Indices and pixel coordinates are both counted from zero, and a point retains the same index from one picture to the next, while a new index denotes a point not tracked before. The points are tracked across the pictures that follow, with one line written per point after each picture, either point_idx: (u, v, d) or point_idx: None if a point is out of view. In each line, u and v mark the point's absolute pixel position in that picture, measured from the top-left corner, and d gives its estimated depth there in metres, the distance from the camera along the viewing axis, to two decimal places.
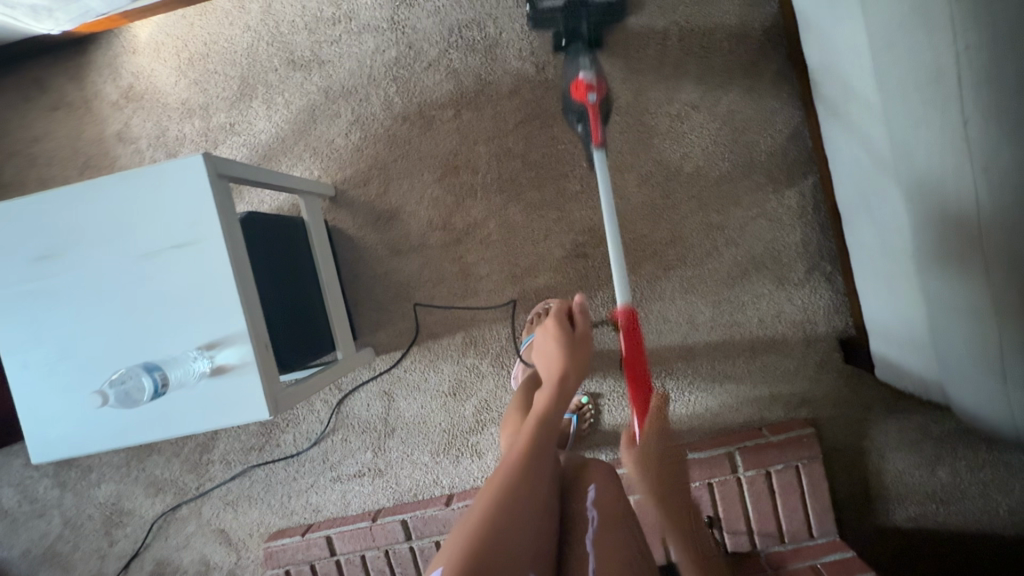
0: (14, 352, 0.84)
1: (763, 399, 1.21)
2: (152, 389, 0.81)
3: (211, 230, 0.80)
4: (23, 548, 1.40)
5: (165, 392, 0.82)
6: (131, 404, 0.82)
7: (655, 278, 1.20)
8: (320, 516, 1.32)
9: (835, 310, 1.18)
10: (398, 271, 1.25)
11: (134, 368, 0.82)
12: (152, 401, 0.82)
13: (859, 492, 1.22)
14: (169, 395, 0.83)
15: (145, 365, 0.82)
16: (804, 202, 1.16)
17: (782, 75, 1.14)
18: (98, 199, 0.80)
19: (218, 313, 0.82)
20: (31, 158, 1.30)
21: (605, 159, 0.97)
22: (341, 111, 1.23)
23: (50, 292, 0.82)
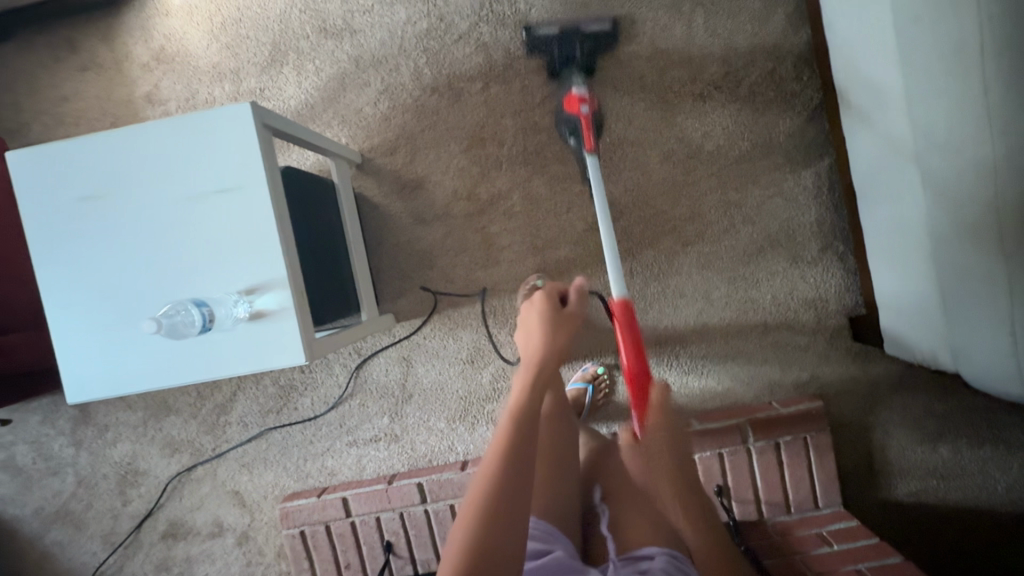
0: (56, 285, 0.85)
1: (774, 374, 1.25)
2: (200, 323, 0.82)
3: (256, 176, 0.82)
4: (35, 506, 1.40)
5: (211, 329, 0.83)
6: (178, 337, 0.83)
7: (673, 253, 1.24)
8: (335, 480, 1.34)
9: (846, 288, 1.22)
10: (421, 239, 1.28)
11: (182, 303, 0.83)
12: (198, 336, 0.83)
13: (864, 466, 1.25)
14: (213, 333, 0.84)
15: (193, 300, 0.83)
16: (820, 183, 1.20)
17: (803, 58, 1.18)
18: (150, 138, 0.82)
19: (261, 259, 0.83)
20: (59, 117, 1.31)
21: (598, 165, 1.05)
22: (371, 80, 1.25)
23: (95, 226, 0.84)
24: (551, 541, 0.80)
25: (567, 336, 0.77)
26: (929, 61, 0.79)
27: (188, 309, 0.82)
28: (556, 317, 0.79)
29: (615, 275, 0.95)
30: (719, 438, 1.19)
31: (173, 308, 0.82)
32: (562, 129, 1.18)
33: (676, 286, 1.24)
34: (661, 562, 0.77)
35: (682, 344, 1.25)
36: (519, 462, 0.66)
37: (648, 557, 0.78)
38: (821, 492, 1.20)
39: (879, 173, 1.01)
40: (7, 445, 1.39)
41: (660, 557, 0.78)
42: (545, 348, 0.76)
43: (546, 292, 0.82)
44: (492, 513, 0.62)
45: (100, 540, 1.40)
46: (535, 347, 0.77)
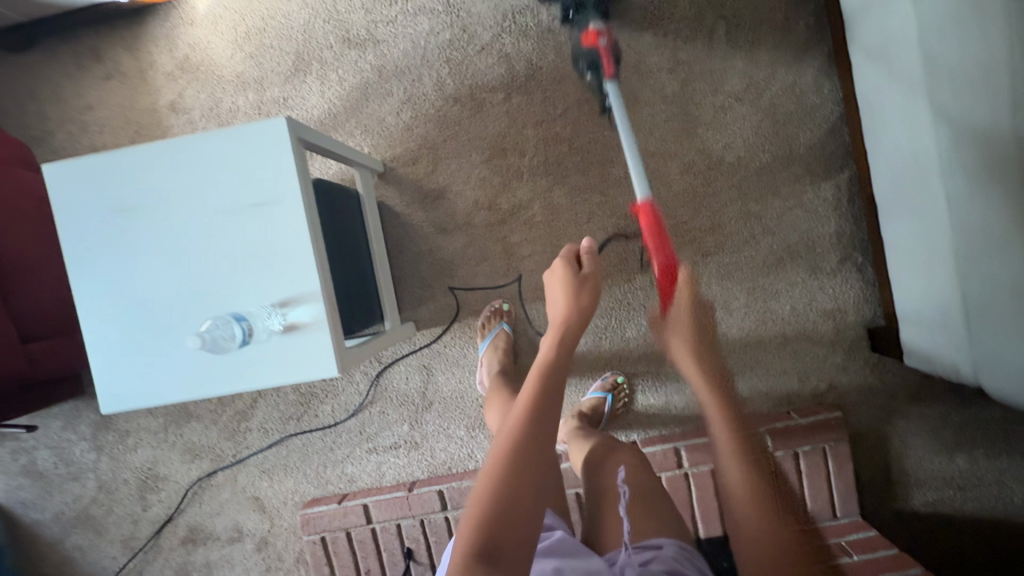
0: (93, 300, 0.87)
1: (792, 384, 1.25)
2: (240, 338, 0.83)
3: (290, 191, 0.84)
4: (56, 511, 1.41)
5: (250, 342, 0.85)
6: (220, 352, 0.84)
7: (693, 264, 1.25)
8: (355, 486, 1.34)
9: (865, 299, 1.23)
10: (442, 249, 1.28)
11: (221, 318, 0.84)
12: (238, 350, 0.85)
13: (881, 476, 1.26)
14: (252, 346, 0.85)
15: (232, 315, 0.85)
16: (840, 194, 1.21)
17: (824, 71, 1.19)
18: (185, 155, 0.84)
19: (293, 272, 0.85)
20: (83, 125, 1.32)
21: (618, 92, 1.03)
22: (394, 90, 1.26)
23: (132, 241, 0.86)
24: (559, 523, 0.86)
25: (588, 300, 0.85)
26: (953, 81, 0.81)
27: (224, 322, 0.84)
28: (575, 283, 0.87)
29: (637, 174, 0.96)
30: None
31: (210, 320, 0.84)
32: (578, 61, 1.14)
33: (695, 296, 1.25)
34: (670, 552, 0.78)
35: None
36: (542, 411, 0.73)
37: (656, 546, 0.80)
38: (838, 502, 1.21)
39: (902, 188, 1.02)
40: (28, 450, 1.40)
41: (669, 547, 0.79)
42: (566, 310, 0.84)
43: (563, 257, 0.90)
44: (518, 454, 0.68)
45: (121, 544, 1.41)
46: (557, 310, 0.85)
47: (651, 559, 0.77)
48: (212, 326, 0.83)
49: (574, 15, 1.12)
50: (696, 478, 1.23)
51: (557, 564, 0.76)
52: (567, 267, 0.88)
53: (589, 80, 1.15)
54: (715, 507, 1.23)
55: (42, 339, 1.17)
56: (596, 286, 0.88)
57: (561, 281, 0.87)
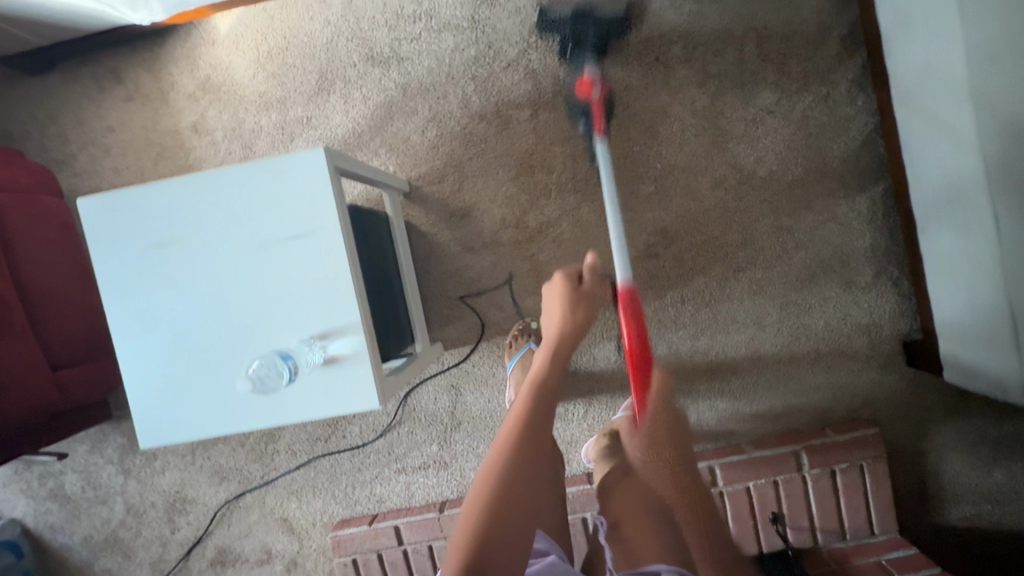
0: (132, 333, 0.87)
1: (827, 400, 1.24)
2: (287, 376, 0.83)
3: (330, 222, 0.83)
4: (84, 534, 1.41)
5: (295, 379, 0.84)
6: (269, 391, 0.84)
7: (725, 279, 1.23)
8: (384, 507, 1.34)
9: (901, 313, 1.21)
10: (470, 267, 1.27)
11: (267, 355, 0.84)
12: (286, 388, 0.84)
13: (918, 491, 1.24)
14: (296, 383, 0.84)
15: (278, 352, 0.84)
16: (874, 208, 1.19)
17: (858, 83, 1.17)
18: (224, 187, 0.84)
19: (333, 305, 0.83)
20: (105, 148, 1.31)
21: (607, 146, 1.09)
22: (418, 108, 1.24)
23: (171, 274, 0.85)
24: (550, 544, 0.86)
25: (582, 313, 0.95)
26: (1003, 99, 0.80)
27: (270, 361, 0.83)
28: (571, 299, 0.96)
29: (619, 258, 0.94)
30: (775, 465, 1.19)
31: (258, 360, 0.84)
32: (569, 112, 1.21)
33: (727, 312, 1.23)
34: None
35: (733, 370, 1.25)
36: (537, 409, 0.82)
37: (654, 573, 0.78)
38: (876, 519, 1.19)
39: (945, 205, 1.00)
40: (56, 474, 1.40)
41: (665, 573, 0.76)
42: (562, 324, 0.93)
43: (563, 273, 1.00)
44: (518, 449, 0.76)
45: (149, 567, 1.41)
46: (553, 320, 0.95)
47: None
48: (258, 366, 0.83)
49: (572, 50, 1.18)
50: (731, 498, 1.20)
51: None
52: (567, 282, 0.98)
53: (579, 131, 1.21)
54: (751, 527, 1.21)
55: (71, 367, 1.16)
56: (591, 304, 0.97)
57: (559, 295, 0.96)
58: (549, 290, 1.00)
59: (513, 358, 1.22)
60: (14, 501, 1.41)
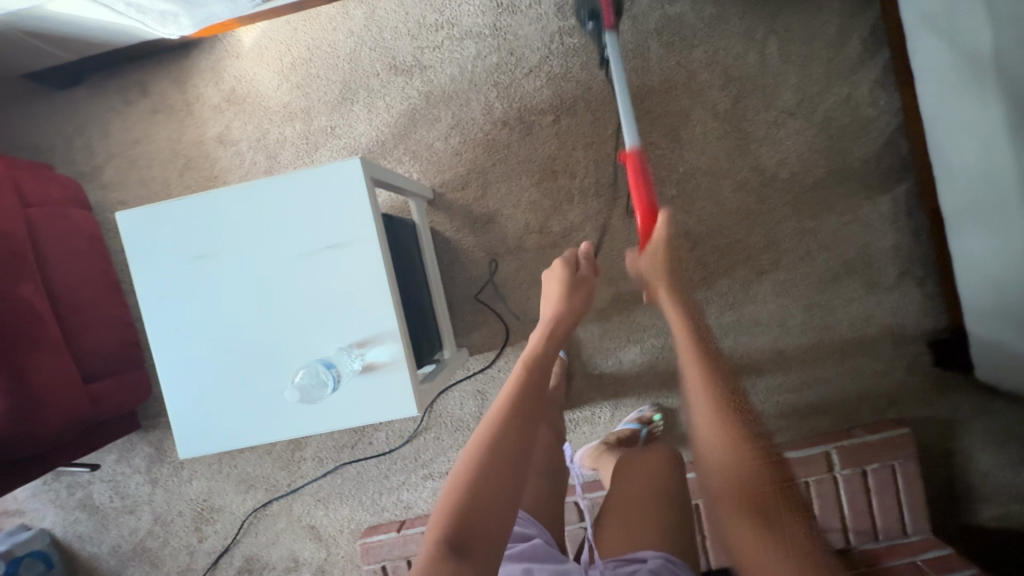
0: (171, 348, 0.87)
1: (854, 401, 1.24)
2: (331, 384, 0.83)
3: (366, 231, 0.83)
4: (112, 544, 1.42)
5: (339, 387, 0.84)
6: (314, 400, 0.84)
7: (750, 282, 1.23)
8: (412, 513, 1.34)
9: (928, 312, 1.20)
10: (494, 273, 1.27)
11: (311, 365, 0.84)
12: (331, 396, 0.84)
13: (949, 491, 1.23)
14: (339, 391, 0.85)
15: (320, 361, 0.84)
16: (899, 207, 1.19)
17: (880, 84, 1.18)
18: (259, 199, 0.84)
19: (370, 313, 0.84)
20: (131, 160, 1.32)
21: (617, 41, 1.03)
22: (441, 116, 1.25)
23: (208, 287, 0.86)
24: (534, 528, 0.88)
25: (576, 298, 0.96)
26: None
27: (314, 369, 0.84)
28: (569, 282, 0.98)
29: (628, 124, 0.98)
30: (804, 467, 1.19)
31: (303, 368, 0.84)
32: (580, 14, 1.16)
33: (752, 314, 1.23)
34: (651, 565, 0.75)
35: (760, 371, 1.24)
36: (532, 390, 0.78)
37: (640, 560, 0.76)
38: (909, 519, 1.18)
39: (976, 203, 1.00)
40: (84, 484, 1.41)
41: (651, 560, 0.75)
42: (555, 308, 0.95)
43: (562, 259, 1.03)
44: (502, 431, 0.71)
45: None
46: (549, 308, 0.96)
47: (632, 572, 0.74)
48: (303, 376, 0.83)
49: None
50: None
51: (526, 565, 0.80)
52: (565, 267, 1.00)
53: (589, 31, 1.16)
54: None
55: (101, 378, 1.17)
56: (588, 289, 0.99)
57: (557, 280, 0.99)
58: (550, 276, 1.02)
59: None
60: (43, 512, 1.42)
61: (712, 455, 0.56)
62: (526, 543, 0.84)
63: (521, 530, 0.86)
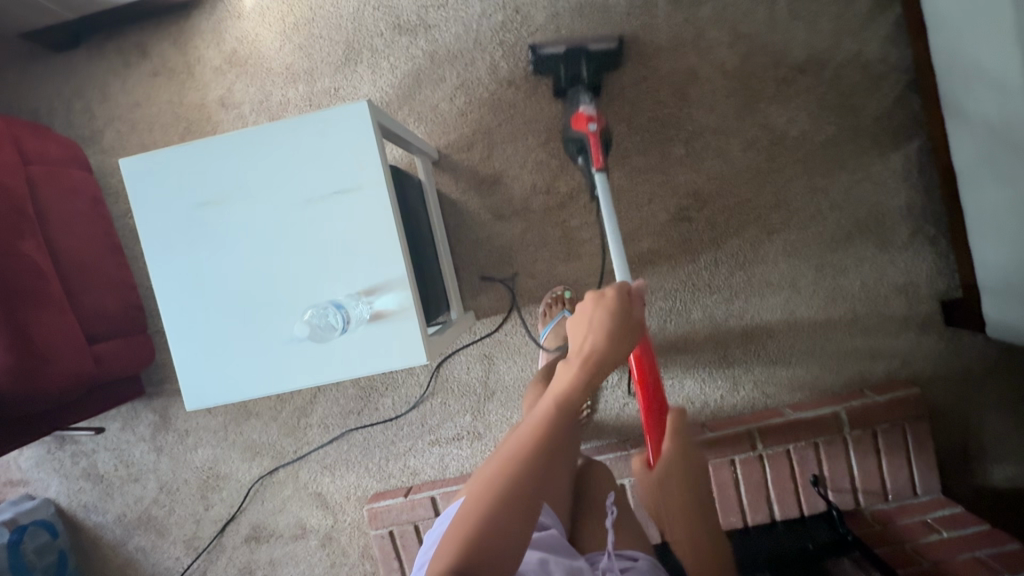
0: (176, 295, 0.86)
1: (864, 361, 1.23)
2: (340, 326, 0.82)
3: (374, 177, 0.82)
4: (118, 513, 1.41)
5: (347, 331, 0.83)
6: (324, 340, 0.83)
7: (759, 242, 1.22)
8: (419, 479, 1.34)
9: (938, 271, 1.20)
10: (500, 236, 1.26)
11: (320, 306, 0.84)
12: (339, 339, 0.84)
13: (961, 451, 1.22)
14: (347, 335, 0.84)
15: (328, 304, 0.84)
16: (909, 165, 1.18)
17: (891, 39, 1.16)
18: (266, 143, 0.83)
19: (379, 260, 0.83)
20: (132, 124, 1.30)
21: (606, 182, 1.04)
22: (446, 76, 1.24)
23: (215, 233, 0.85)
24: (548, 519, 0.83)
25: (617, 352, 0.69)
26: None
27: (323, 311, 0.83)
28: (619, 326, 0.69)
29: (619, 266, 0.94)
30: (815, 427, 1.18)
31: (309, 309, 0.84)
32: (568, 145, 1.17)
33: (761, 275, 1.22)
34: (645, 565, 0.79)
35: (770, 333, 1.24)
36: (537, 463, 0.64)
37: (632, 558, 0.81)
38: (919, 478, 1.18)
39: (991, 153, 0.98)
40: (88, 453, 1.40)
41: (644, 560, 0.80)
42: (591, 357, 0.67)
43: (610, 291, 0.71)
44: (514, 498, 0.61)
45: (183, 544, 1.40)
46: (582, 349, 0.68)
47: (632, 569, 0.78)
48: (314, 315, 0.83)
49: (567, 87, 1.17)
50: (771, 460, 1.19)
51: (542, 557, 0.74)
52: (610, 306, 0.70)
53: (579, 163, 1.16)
54: (792, 490, 1.19)
55: (105, 341, 1.16)
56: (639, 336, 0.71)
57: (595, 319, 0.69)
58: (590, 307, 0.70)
59: (547, 325, 1.21)
60: (47, 481, 1.41)
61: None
62: (540, 533, 0.79)
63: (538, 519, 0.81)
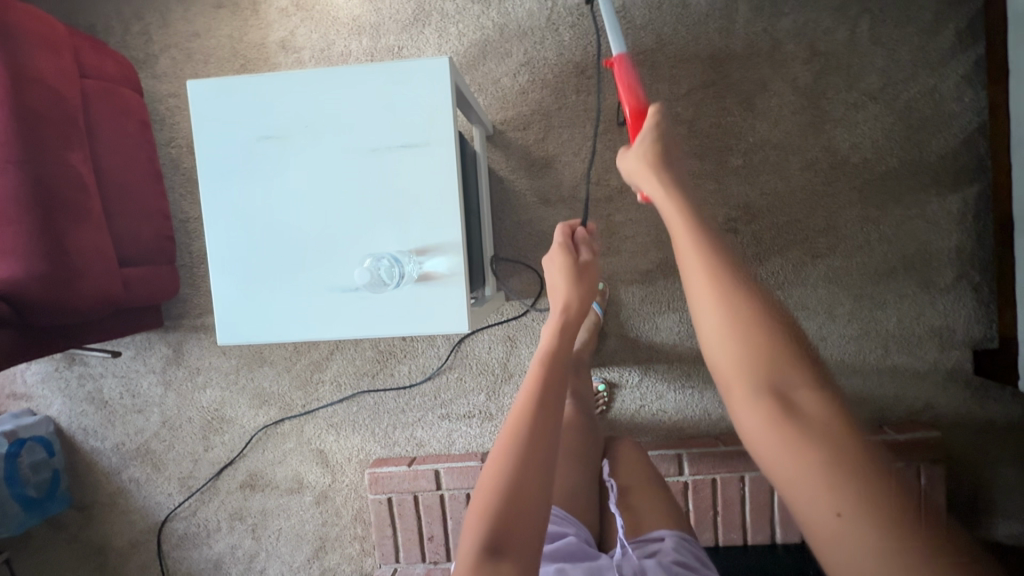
0: (223, 230, 0.85)
1: (887, 397, 1.22)
2: (395, 279, 0.81)
3: (443, 136, 0.81)
4: (116, 442, 1.40)
5: (399, 285, 0.81)
6: (380, 288, 0.81)
7: (801, 264, 1.21)
8: (423, 451, 1.33)
9: (976, 319, 1.18)
10: (543, 220, 1.25)
11: (376, 259, 0.82)
12: (390, 293, 0.82)
13: (971, 502, 1.21)
14: (397, 290, 0.82)
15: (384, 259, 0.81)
16: (966, 209, 1.17)
17: (968, 80, 1.15)
18: (337, 87, 0.82)
19: (436, 221, 0.81)
20: (188, 54, 1.28)
21: None
22: (513, 51, 1.22)
23: (270, 171, 0.84)
24: (566, 525, 0.82)
25: (587, 289, 0.81)
26: None
27: (378, 262, 0.82)
28: (573, 272, 0.81)
29: (612, 29, 0.81)
30: None
31: (368, 258, 0.82)
32: None
33: (798, 298, 1.21)
34: (671, 544, 0.80)
35: None
36: (545, 424, 0.62)
37: (658, 539, 0.82)
38: None
39: None
40: (96, 376, 1.39)
41: (670, 540, 0.80)
42: (566, 299, 0.78)
43: (558, 242, 0.85)
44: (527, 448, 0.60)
45: (177, 482, 1.39)
46: (556, 301, 0.79)
47: (656, 552, 0.79)
48: (372, 263, 0.81)
49: None
50: None
51: (560, 565, 0.75)
52: (563, 253, 0.83)
53: None
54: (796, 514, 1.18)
55: (135, 265, 1.15)
56: (594, 277, 0.84)
57: (560, 267, 0.82)
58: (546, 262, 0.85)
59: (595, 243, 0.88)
60: (50, 400, 1.40)
61: (730, 381, 0.44)
62: (559, 540, 0.79)
63: (555, 527, 0.80)
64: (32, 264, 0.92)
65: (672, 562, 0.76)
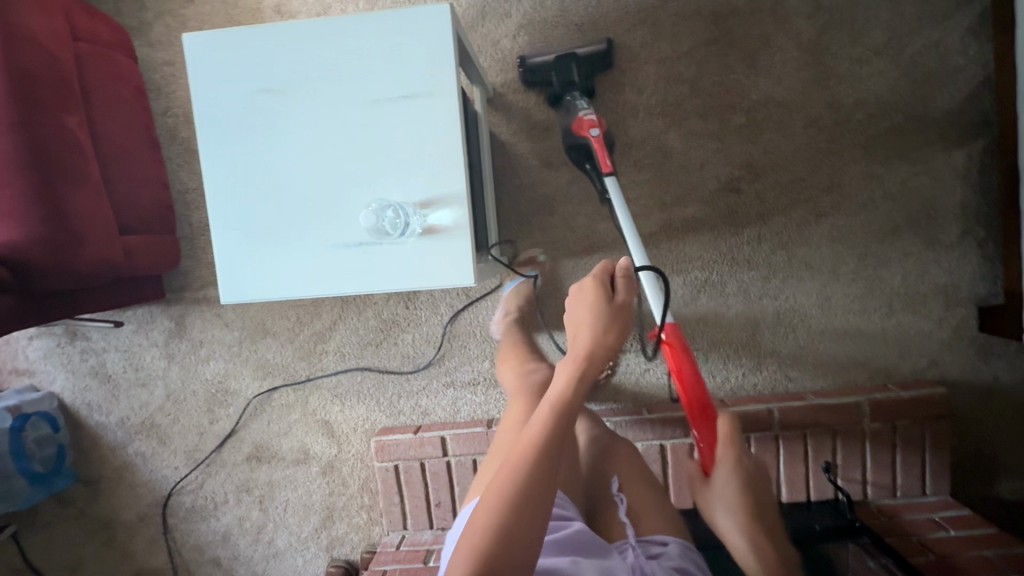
0: (223, 185, 0.84)
1: (891, 356, 1.21)
2: (403, 229, 0.80)
3: (446, 86, 0.80)
4: (122, 416, 1.39)
5: (405, 235, 0.81)
6: (385, 236, 0.81)
7: (806, 223, 1.20)
8: (428, 420, 1.33)
9: (981, 276, 1.18)
10: (545, 184, 1.24)
11: (381, 211, 0.80)
12: (394, 244, 0.81)
13: (976, 460, 1.21)
14: (402, 241, 0.81)
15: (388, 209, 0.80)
16: (971, 164, 1.16)
17: (973, 32, 1.13)
18: (338, 37, 0.80)
19: (441, 173, 0.81)
20: (182, 21, 1.27)
21: None
22: (512, 12, 1.20)
23: (271, 125, 0.82)
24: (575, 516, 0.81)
25: (617, 336, 0.73)
26: None
27: (384, 210, 0.80)
28: (604, 317, 0.74)
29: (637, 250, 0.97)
30: (837, 413, 1.16)
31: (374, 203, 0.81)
32: None
33: (802, 258, 1.21)
34: (675, 550, 0.80)
35: (802, 316, 1.22)
36: (545, 473, 0.62)
37: (661, 544, 0.81)
38: (931, 480, 1.17)
39: None
40: (98, 351, 1.38)
41: (675, 546, 0.80)
42: (590, 338, 0.72)
43: (595, 279, 0.78)
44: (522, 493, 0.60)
45: (183, 455, 1.39)
46: (581, 341, 0.73)
47: (660, 555, 0.79)
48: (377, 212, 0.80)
49: None
50: (787, 443, 1.17)
51: (574, 558, 0.74)
52: (600, 294, 0.76)
53: None
54: (803, 473, 1.18)
55: (136, 234, 1.14)
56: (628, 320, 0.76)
57: (591, 304, 0.75)
58: (576, 299, 0.78)
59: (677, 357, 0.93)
60: (53, 375, 1.39)
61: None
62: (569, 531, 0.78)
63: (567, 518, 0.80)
64: (31, 228, 0.91)
65: (675, 567, 0.76)
